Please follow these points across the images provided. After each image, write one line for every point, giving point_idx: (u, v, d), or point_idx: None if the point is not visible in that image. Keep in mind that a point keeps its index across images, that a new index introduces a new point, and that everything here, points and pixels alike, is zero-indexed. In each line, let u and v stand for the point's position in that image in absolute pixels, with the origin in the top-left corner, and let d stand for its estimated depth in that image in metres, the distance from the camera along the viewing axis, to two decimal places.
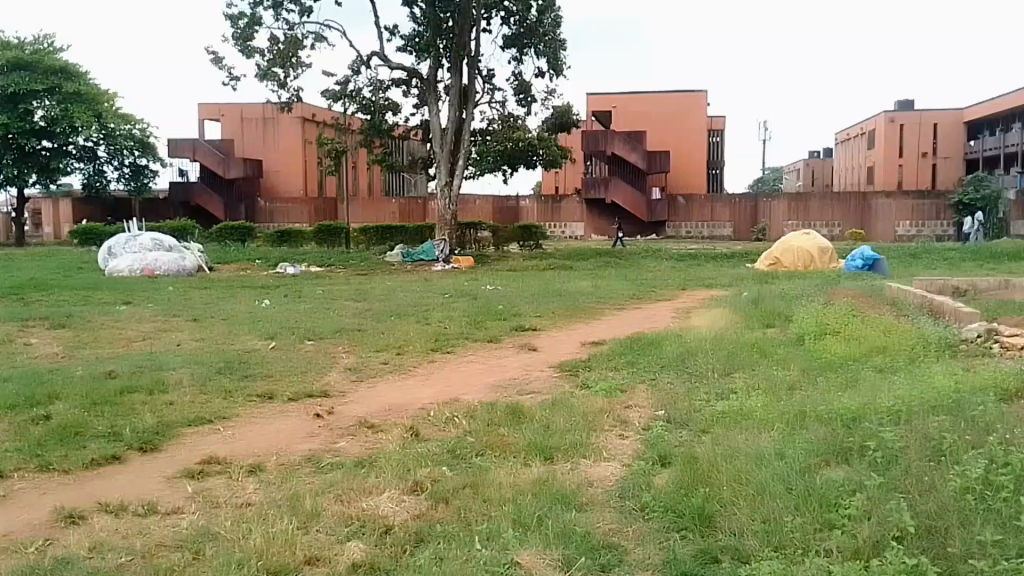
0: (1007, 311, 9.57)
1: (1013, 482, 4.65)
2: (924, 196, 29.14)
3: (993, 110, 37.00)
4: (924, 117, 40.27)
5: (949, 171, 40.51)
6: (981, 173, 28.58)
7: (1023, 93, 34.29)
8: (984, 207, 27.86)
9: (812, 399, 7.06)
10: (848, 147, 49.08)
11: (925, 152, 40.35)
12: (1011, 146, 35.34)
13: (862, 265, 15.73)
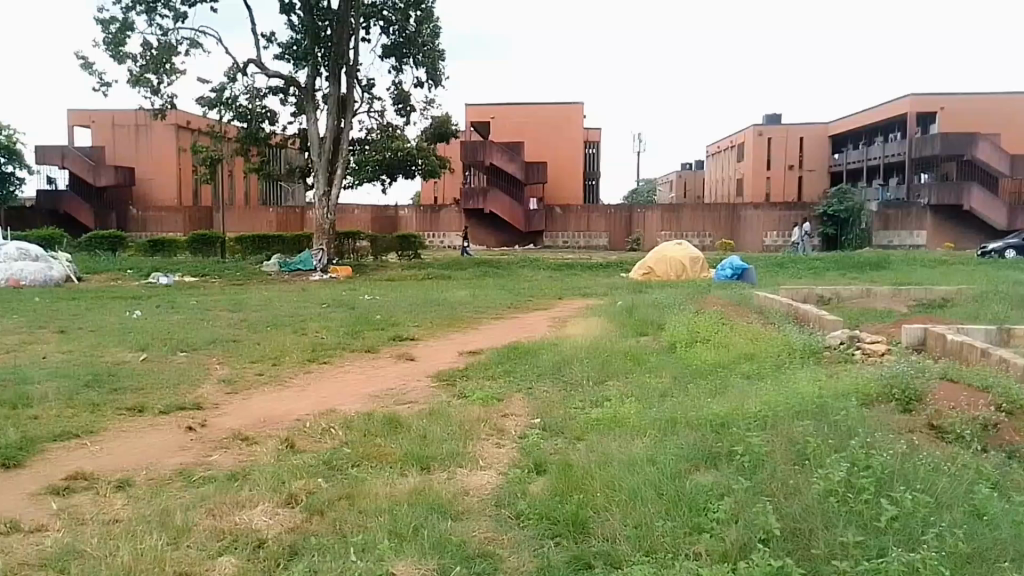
0: (867, 319, 10.00)
1: (873, 484, 4.82)
2: (792, 207, 30.14)
3: (858, 124, 38.77)
4: (788, 131, 42.19)
5: (815, 182, 42.38)
6: (844, 185, 29.45)
7: (887, 108, 36.03)
8: (847, 219, 29.01)
9: (685, 404, 7.20)
10: (719, 159, 50.71)
11: (790, 165, 42.21)
12: (873, 159, 37.04)
13: (731, 274, 16.22)
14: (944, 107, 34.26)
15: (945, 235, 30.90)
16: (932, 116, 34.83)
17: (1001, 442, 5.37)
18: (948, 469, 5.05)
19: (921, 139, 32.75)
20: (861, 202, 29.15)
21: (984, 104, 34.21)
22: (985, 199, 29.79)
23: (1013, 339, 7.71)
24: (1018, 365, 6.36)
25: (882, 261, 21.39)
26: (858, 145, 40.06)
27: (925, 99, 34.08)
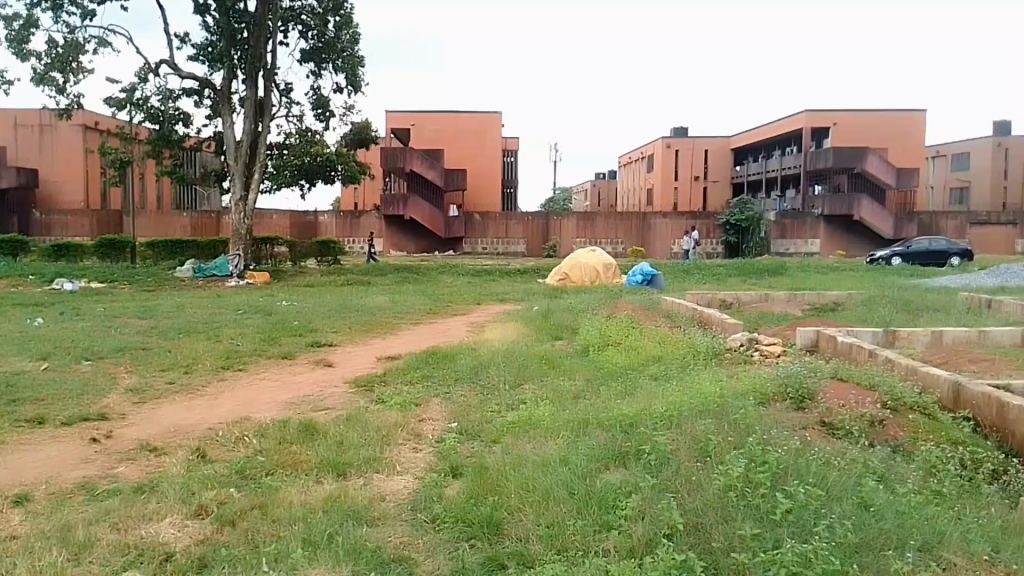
0: (767, 322, 10.47)
1: (769, 479, 5.12)
2: (698, 216, 31.19)
3: (758, 138, 40.14)
4: (696, 143, 43.49)
5: (718, 194, 43.85)
6: (744, 196, 30.97)
7: (784, 124, 37.35)
8: (747, 228, 30.50)
9: (596, 406, 7.47)
10: (631, 169, 51.58)
11: (697, 176, 43.49)
12: (772, 171, 38.58)
13: (641, 279, 16.65)
14: (836, 122, 35.57)
15: (837, 243, 32.36)
16: (825, 131, 36.18)
17: (885, 436, 5.77)
18: (837, 463, 5.38)
19: (815, 153, 34.13)
20: (761, 213, 30.69)
21: (872, 119, 35.65)
22: (873, 211, 31.26)
23: (897, 340, 8.22)
24: (899, 364, 6.89)
25: (780, 268, 22.28)
26: (759, 157, 41.25)
27: (818, 115, 35.43)
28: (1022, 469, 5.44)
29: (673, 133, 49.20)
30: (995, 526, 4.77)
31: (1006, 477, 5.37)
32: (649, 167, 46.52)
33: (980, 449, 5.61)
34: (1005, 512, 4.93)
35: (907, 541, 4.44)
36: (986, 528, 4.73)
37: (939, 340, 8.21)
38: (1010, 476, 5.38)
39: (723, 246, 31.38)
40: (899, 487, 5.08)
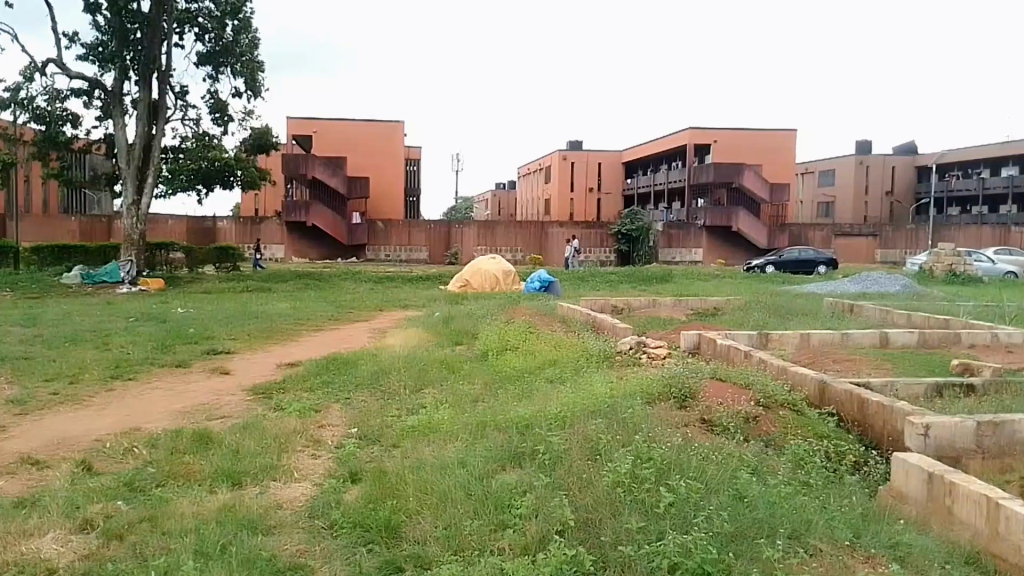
0: (656, 326, 10.96)
1: (654, 474, 5.42)
2: (592, 225, 32.08)
3: (647, 152, 41.44)
4: (589, 156, 44.43)
5: (611, 205, 44.94)
6: (635, 208, 32.34)
7: (670, 139, 38.74)
8: (637, 237, 31.79)
9: (493, 409, 7.72)
10: (530, 180, 52.25)
11: (591, 188, 44.48)
12: (659, 184, 39.85)
13: (539, 286, 17.06)
14: (717, 140, 37.19)
15: (719, 253, 33.45)
16: (707, 148, 37.74)
17: (759, 431, 6.22)
18: (716, 458, 5.75)
19: (697, 167, 35.55)
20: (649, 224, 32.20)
21: (751, 135, 37.21)
22: (749, 221, 32.60)
23: (771, 343, 8.76)
24: (771, 365, 7.43)
25: (666, 275, 23.10)
26: (648, 171, 42.42)
27: (702, 132, 36.98)
28: (880, 461, 5.99)
29: (570, 146, 50.20)
30: (857, 512, 5.17)
31: (864, 467, 5.90)
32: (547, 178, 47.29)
33: (843, 442, 6.14)
34: (866, 500, 5.36)
35: (779, 528, 4.78)
36: (848, 515, 5.13)
37: (808, 342, 8.81)
38: (871, 468, 5.90)
39: (616, 255, 32.45)
40: (771, 479, 5.47)
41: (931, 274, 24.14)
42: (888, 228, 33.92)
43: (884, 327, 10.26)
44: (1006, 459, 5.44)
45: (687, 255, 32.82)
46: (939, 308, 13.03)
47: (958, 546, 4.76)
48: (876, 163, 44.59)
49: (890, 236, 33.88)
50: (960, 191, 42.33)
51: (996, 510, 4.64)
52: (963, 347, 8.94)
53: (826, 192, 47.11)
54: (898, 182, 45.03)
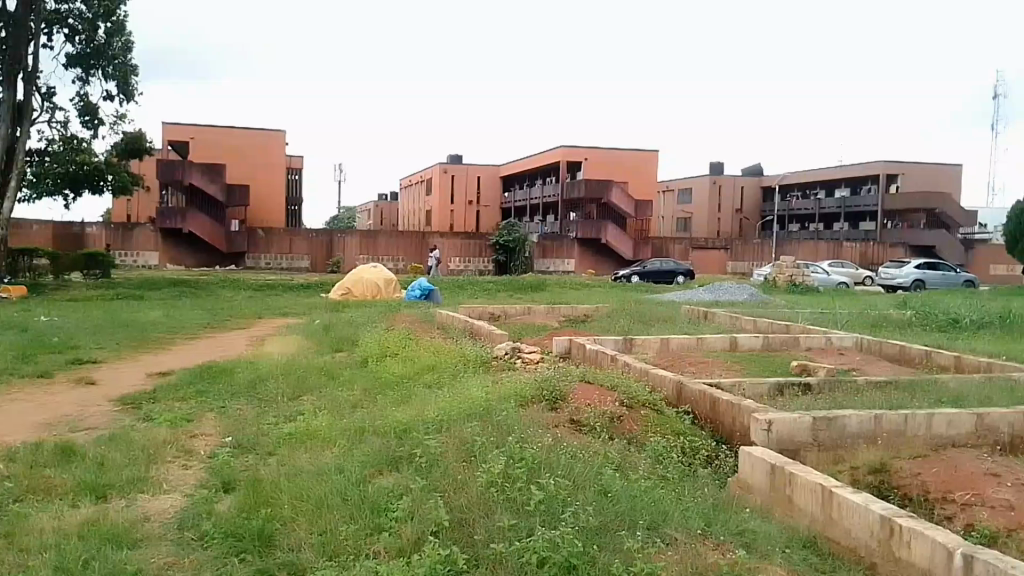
0: (530, 332, 11.36)
1: (524, 473, 5.69)
2: (471, 236, 32.33)
3: (523, 167, 42.17)
4: (469, 169, 44.92)
5: (490, 218, 45.63)
6: (512, 219, 32.37)
7: (544, 155, 39.60)
8: (514, 249, 31.97)
9: (372, 414, 7.92)
10: (412, 192, 52.33)
11: (471, 201, 45.01)
12: (535, 198, 40.61)
13: (419, 294, 17.26)
14: (588, 157, 38.17)
15: (589, 263, 34.81)
16: (579, 165, 38.68)
17: (623, 430, 6.67)
18: (583, 456, 6.12)
19: (569, 182, 37.02)
20: (525, 235, 32.42)
21: (620, 156, 38.51)
22: (618, 235, 34.19)
23: (634, 347, 9.27)
24: (634, 368, 7.94)
25: (541, 284, 23.69)
26: (525, 185, 43.13)
27: (573, 151, 37.96)
28: (729, 456, 6.53)
29: (451, 159, 50.60)
30: (709, 503, 5.64)
31: (715, 461, 6.44)
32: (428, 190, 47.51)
33: (696, 438, 6.66)
34: (717, 491, 5.87)
35: (639, 522, 5.12)
36: (702, 506, 5.58)
37: (669, 346, 9.39)
38: (721, 461, 6.44)
39: (494, 265, 32.71)
40: (632, 474, 5.88)
41: (774, 283, 25.43)
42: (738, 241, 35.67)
43: (734, 332, 10.99)
44: (837, 450, 6.05)
45: (561, 265, 33.58)
46: (784, 315, 13.94)
47: (797, 530, 5.28)
48: (728, 183, 46.80)
49: (739, 249, 35.62)
50: (800, 210, 44.92)
51: (830, 496, 5.18)
52: (802, 350, 9.69)
53: (684, 209, 49.24)
54: (746, 201, 47.37)
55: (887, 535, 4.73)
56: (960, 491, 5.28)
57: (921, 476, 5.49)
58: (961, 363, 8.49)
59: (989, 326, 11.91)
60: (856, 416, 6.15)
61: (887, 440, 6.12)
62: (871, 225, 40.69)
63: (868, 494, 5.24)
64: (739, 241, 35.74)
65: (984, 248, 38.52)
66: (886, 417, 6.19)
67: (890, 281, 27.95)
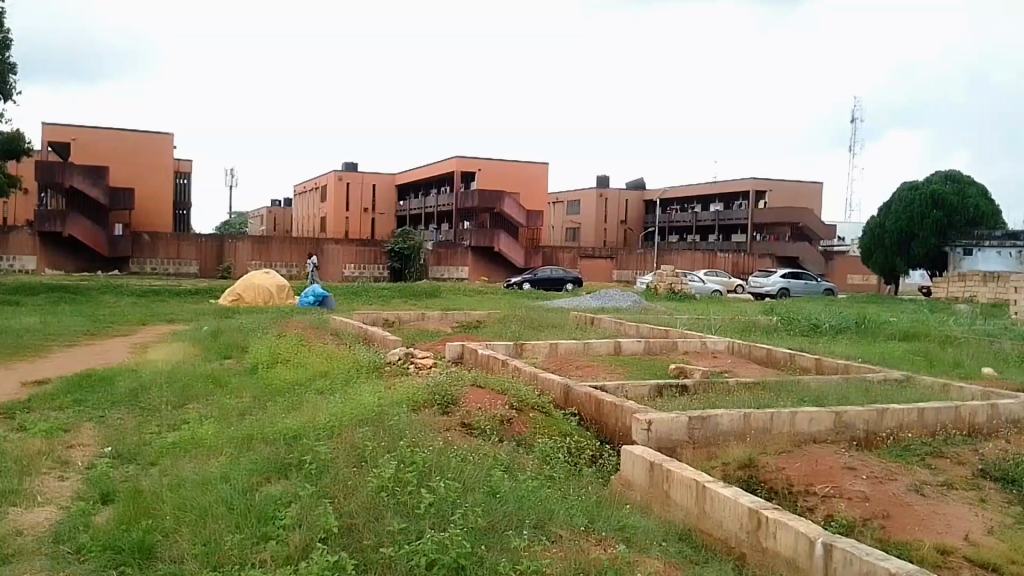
0: (422, 338, 11.52)
1: (415, 477, 5.78)
2: (366, 242, 32.11)
3: (418, 176, 42.15)
4: (364, 178, 44.54)
5: (385, 226, 45.41)
6: (406, 226, 32.30)
7: (438, 164, 39.75)
8: (409, 256, 31.89)
9: (261, 421, 7.92)
10: (306, 199, 51.57)
11: (366, 208, 44.57)
12: (430, 206, 40.66)
13: (313, 300, 17.17)
14: (482, 168, 38.45)
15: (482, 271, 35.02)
16: (473, 175, 38.93)
17: (513, 432, 6.92)
18: (473, 459, 6.31)
19: (463, 193, 37.12)
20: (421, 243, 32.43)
21: (512, 168, 39.02)
22: (510, 244, 34.69)
23: (524, 351, 9.54)
24: (524, 372, 8.21)
25: (435, 290, 23.79)
26: (420, 194, 43.07)
27: (468, 161, 38.07)
28: (612, 454, 6.86)
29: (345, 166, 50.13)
30: (592, 500, 5.92)
31: (600, 460, 6.76)
32: (323, 197, 46.86)
33: (582, 438, 6.97)
34: (600, 489, 6.17)
35: (526, 522, 5.30)
36: (585, 503, 5.85)
37: (557, 351, 9.71)
38: (605, 459, 6.76)
39: (389, 272, 32.54)
40: (520, 475, 6.11)
41: (655, 291, 26.26)
42: (623, 251, 36.73)
43: (618, 336, 11.47)
44: (710, 446, 6.46)
45: (455, 272, 33.89)
46: (666, 321, 14.53)
47: (674, 524, 5.62)
48: (613, 196, 47.94)
49: (624, 259, 36.70)
50: (679, 222, 46.43)
51: (703, 491, 5.54)
52: (679, 353, 10.22)
53: (573, 219, 49.82)
54: (631, 213, 48.63)
55: (755, 527, 5.09)
56: (820, 483, 5.73)
57: (785, 470, 5.93)
58: (821, 365, 9.08)
59: (846, 330, 12.73)
60: (727, 415, 6.57)
61: (756, 437, 6.57)
62: (742, 238, 42.42)
63: (738, 488, 5.63)
64: (624, 251, 36.81)
65: (842, 259, 40.71)
66: (754, 415, 6.63)
67: (758, 288, 29.14)
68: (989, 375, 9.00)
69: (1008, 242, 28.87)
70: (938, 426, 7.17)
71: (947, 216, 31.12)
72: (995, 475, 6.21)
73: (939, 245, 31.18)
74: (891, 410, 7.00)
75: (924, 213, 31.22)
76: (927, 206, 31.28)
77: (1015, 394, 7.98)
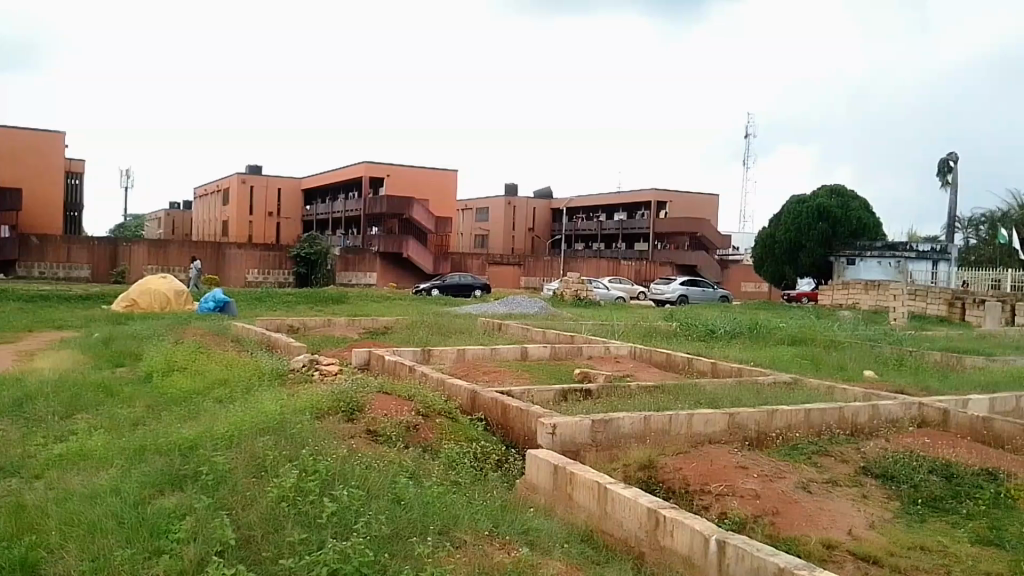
0: (326, 344, 11.42)
1: (316, 486, 5.69)
2: (269, 247, 31.42)
3: (324, 181, 41.49)
4: (270, 181, 43.51)
5: (290, 230, 44.42)
6: (313, 231, 32.17)
7: (344, 170, 39.33)
8: (316, 261, 31.61)
9: (156, 431, 7.71)
10: (206, 201, 50.26)
11: (270, 212, 43.68)
12: (336, 211, 40.03)
13: (213, 306, 16.76)
14: (390, 173, 38.15)
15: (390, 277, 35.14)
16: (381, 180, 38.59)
17: (419, 438, 6.97)
18: (377, 465, 6.32)
19: (372, 198, 36.98)
20: (328, 248, 32.15)
21: (418, 174, 38.95)
22: (418, 250, 34.96)
23: (431, 357, 9.60)
24: (431, 379, 8.26)
25: (341, 297, 23.46)
26: (326, 199, 42.49)
27: (377, 166, 37.59)
28: (517, 459, 6.98)
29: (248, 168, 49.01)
30: (497, 505, 6.00)
31: (505, 464, 6.86)
32: (223, 200, 45.69)
33: (487, 443, 7.07)
34: (504, 493, 6.26)
35: (429, 528, 5.31)
36: (490, 508, 5.92)
37: (464, 356, 9.81)
38: (511, 464, 6.86)
39: (294, 277, 31.96)
40: (425, 482, 6.13)
41: (561, 297, 26.58)
42: (530, 257, 37.13)
43: (525, 342, 11.67)
44: (612, 449, 6.65)
45: (363, 277, 33.63)
46: (574, 327, 14.78)
47: (576, 526, 5.77)
48: (521, 204, 48.23)
49: (532, 265, 37.09)
50: (585, 231, 47.17)
51: (605, 493, 5.69)
52: (584, 358, 10.44)
53: (482, 226, 50.05)
54: (538, 220, 49.10)
55: (653, 526, 5.28)
56: (715, 482, 5.97)
57: (682, 471, 6.15)
58: (717, 368, 9.41)
59: (740, 335, 13.21)
60: (628, 418, 6.79)
61: (655, 439, 6.78)
62: (644, 246, 43.40)
63: (637, 489, 5.81)
64: (531, 258, 37.19)
65: (736, 267, 42.33)
66: (654, 417, 6.85)
67: (659, 295, 29.87)
68: (871, 377, 9.50)
69: (886, 252, 29.70)
70: (823, 425, 7.54)
71: (832, 228, 32.71)
72: (876, 472, 6.58)
73: (826, 255, 32.80)
74: (779, 411, 7.35)
75: (811, 225, 32.73)
76: (815, 217, 32.74)
77: (895, 396, 8.48)
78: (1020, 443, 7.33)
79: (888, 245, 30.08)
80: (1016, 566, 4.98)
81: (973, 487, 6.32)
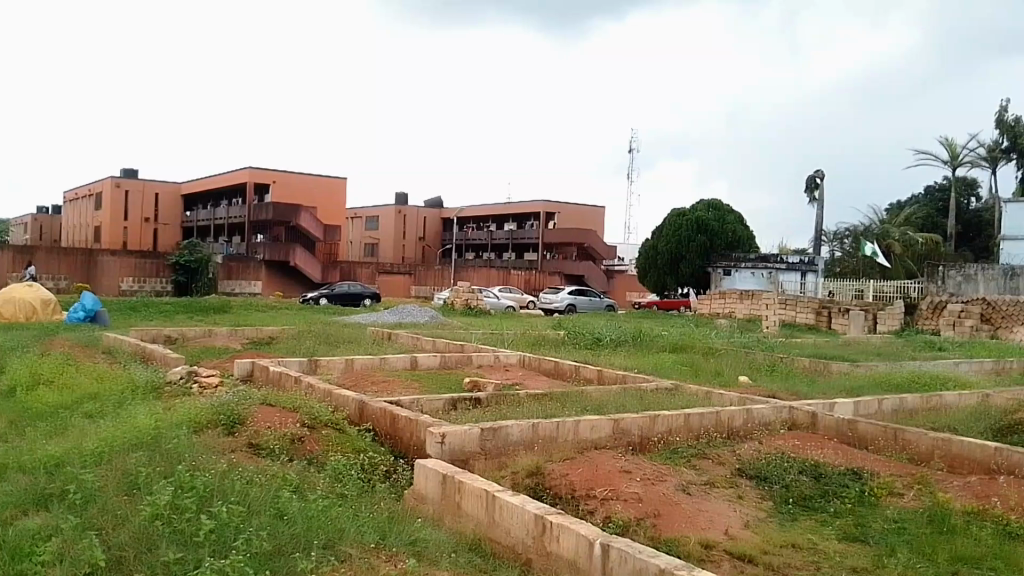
0: (206, 355, 11.07)
1: (195, 503, 5.48)
2: (145, 254, 30.31)
3: (204, 187, 40.24)
4: (147, 186, 41.98)
5: (168, 236, 42.60)
6: (193, 239, 31.12)
7: (225, 175, 38.16)
8: (196, 269, 30.45)
9: (21, 447, 7.30)
10: (75, 206, 47.92)
11: (146, 218, 41.92)
12: (217, 218, 38.61)
13: (84, 315, 16.09)
14: (276, 180, 37.21)
15: (275, 287, 33.95)
16: (265, 187, 37.57)
17: (304, 451, 6.85)
18: (260, 479, 6.15)
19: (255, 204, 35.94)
20: (208, 255, 31.20)
21: (304, 181, 38.23)
22: (307, 259, 34.17)
23: (318, 367, 9.46)
24: (319, 389, 8.13)
25: (223, 305, 22.78)
26: (208, 206, 41.20)
27: (262, 171, 36.61)
28: (405, 469, 6.95)
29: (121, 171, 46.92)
30: (384, 516, 5.95)
31: (393, 474, 6.83)
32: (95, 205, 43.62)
33: (375, 454, 7.01)
34: (392, 504, 6.23)
35: (312, 543, 5.19)
36: (377, 520, 5.85)
37: (352, 367, 9.70)
38: (399, 474, 6.83)
39: (172, 286, 30.75)
40: (309, 495, 6.01)
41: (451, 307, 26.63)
42: (420, 267, 37.45)
43: (414, 352, 11.65)
44: (499, 456, 6.72)
45: (246, 286, 32.87)
46: (467, 335, 14.81)
47: (463, 535, 5.78)
48: (411, 213, 47.85)
49: (422, 275, 37.42)
50: (473, 240, 47.25)
51: (493, 500, 5.73)
52: (474, 366, 10.50)
53: (370, 234, 49.38)
54: (428, 229, 48.77)
55: (540, 532, 5.34)
56: (599, 487, 6.08)
57: (568, 476, 6.25)
58: (603, 375, 9.59)
59: (625, 343, 13.54)
60: (516, 426, 6.88)
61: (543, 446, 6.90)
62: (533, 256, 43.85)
63: (524, 496, 5.87)
64: (422, 267, 37.62)
65: (619, 276, 43.39)
66: (541, 425, 6.98)
67: (547, 304, 30.33)
68: (746, 382, 9.91)
69: (759, 264, 30.81)
70: (701, 429, 7.81)
71: (710, 240, 33.99)
72: (750, 473, 6.86)
73: (703, 265, 34.01)
74: (661, 416, 7.56)
75: (690, 237, 34.00)
76: (693, 230, 34.03)
77: (767, 399, 8.87)
78: (881, 443, 7.79)
79: (762, 257, 31.11)
80: (879, 560, 5.26)
81: (840, 486, 6.66)
